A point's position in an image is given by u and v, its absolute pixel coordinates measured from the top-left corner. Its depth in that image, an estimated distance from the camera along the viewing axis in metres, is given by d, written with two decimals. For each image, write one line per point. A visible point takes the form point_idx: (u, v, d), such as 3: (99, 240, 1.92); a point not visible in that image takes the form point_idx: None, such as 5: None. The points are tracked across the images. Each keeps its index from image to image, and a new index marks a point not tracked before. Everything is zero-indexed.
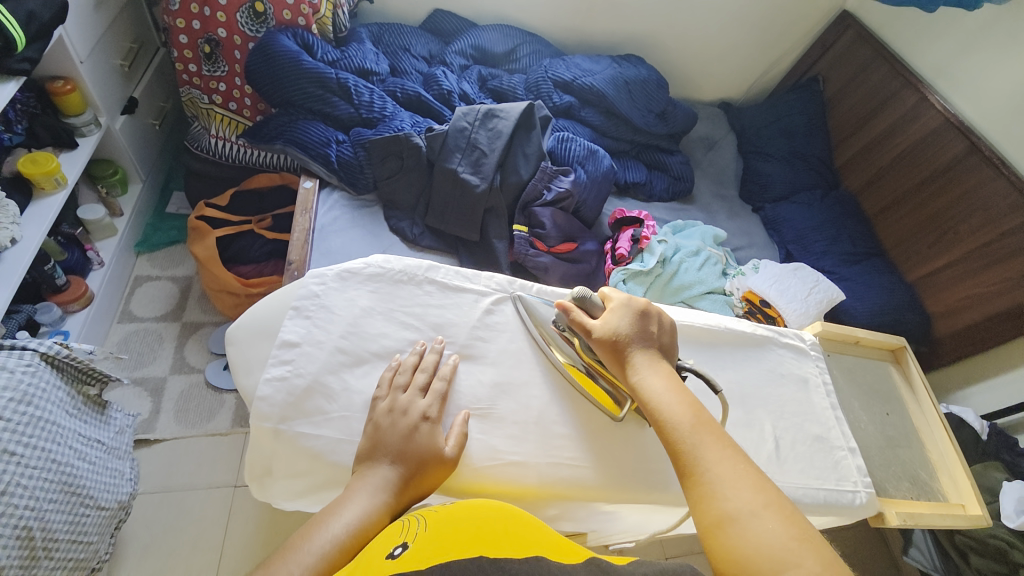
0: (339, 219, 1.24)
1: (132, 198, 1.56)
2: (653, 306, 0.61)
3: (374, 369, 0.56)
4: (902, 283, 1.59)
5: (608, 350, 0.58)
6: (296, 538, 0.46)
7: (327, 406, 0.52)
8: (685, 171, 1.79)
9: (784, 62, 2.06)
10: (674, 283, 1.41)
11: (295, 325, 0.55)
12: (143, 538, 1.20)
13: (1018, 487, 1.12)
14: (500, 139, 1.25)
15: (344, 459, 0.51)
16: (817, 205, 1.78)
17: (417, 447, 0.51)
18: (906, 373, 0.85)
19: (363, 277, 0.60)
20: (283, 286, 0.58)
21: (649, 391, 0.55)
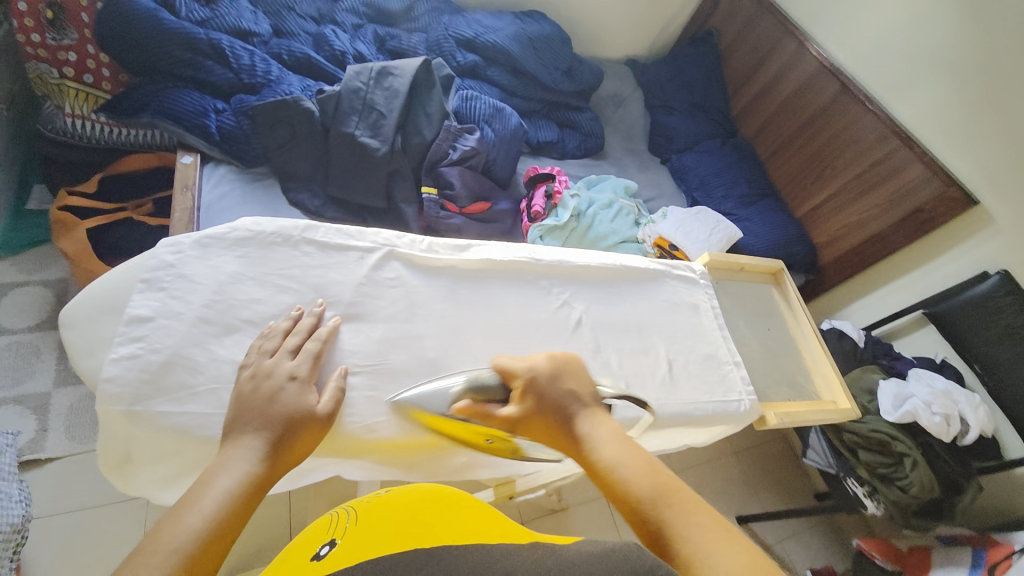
0: (228, 195, 1.13)
1: None
2: (559, 364, 0.58)
3: (246, 337, 0.51)
4: (791, 220, 1.75)
5: (536, 429, 0.53)
6: (158, 528, 0.38)
7: (192, 379, 0.47)
8: (595, 128, 1.83)
9: (680, 18, 2.13)
10: (590, 235, 1.46)
11: (147, 299, 0.49)
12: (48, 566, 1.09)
13: (892, 385, 1.27)
14: (398, 98, 1.19)
15: (216, 433, 0.47)
16: (717, 153, 1.89)
17: (283, 407, 0.47)
18: (784, 292, 0.94)
19: (228, 243, 0.56)
20: (131, 259, 0.52)
21: (606, 462, 0.51)
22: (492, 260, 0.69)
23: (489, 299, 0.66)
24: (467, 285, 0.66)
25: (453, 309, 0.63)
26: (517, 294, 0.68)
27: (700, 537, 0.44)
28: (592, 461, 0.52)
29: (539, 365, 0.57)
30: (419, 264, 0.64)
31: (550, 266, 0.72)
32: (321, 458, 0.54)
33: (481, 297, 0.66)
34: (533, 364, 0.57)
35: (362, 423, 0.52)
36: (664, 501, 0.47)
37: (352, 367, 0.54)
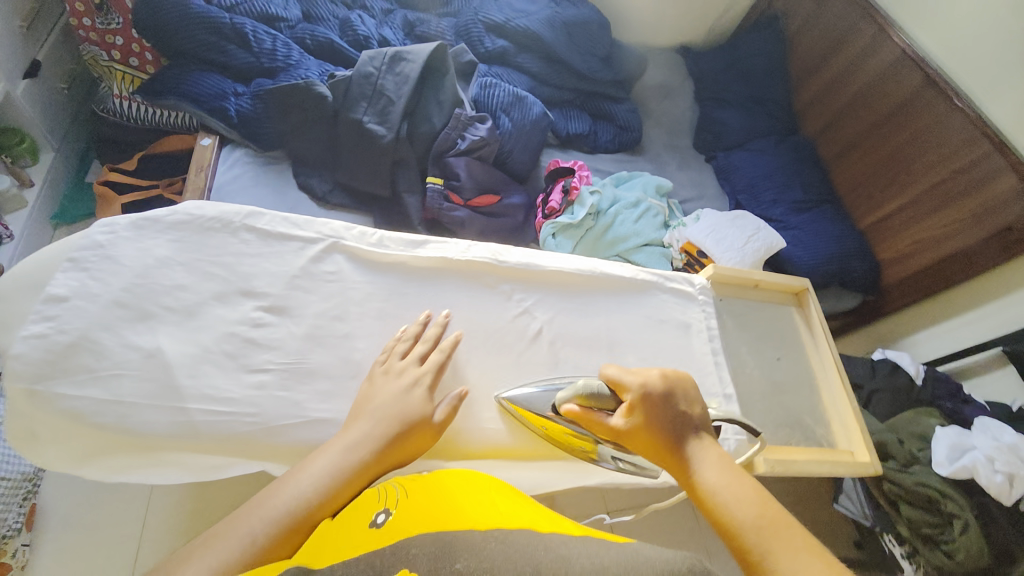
0: (241, 177, 1.16)
1: (46, 167, 1.36)
2: (671, 382, 0.56)
3: (161, 325, 0.50)
4: (851, 232, 1.53)
5: (641, 441, 0.53)
6: (244, 509, 0.46)
7: (96, 363, 0.47)
8: (632, 120, 1.68)
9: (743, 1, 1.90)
10: (608, 236, 1.35)
11: (68, 278, 0.49)
12: (63, 516, 1.03)
13: (952, 433, 1.07)
14: (408, 84, 1.16)
15: (112, 421, 0.46)
16: (771, 152, 1.69)
17: (407, 410, 0.51)
18: (806, 316, 0.81)
19: (164, 225, 0.54)
20: (65, 237, 0.52)
21: (710, 483, 0.50)
22: (447, 259, 0.63)
23: (438, 300, 0.61)
24: (416, 283, 0.61)
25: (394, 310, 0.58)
26: (469, 297, 0.63)
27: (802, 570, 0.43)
28: (693, 480, 0.51)
29: (653, 379, 0.55)
30: (365, 259, 0.60)
31: (514, 269, 0.66)
32: (224, 460, 0.49)
33: (428, 297, 0.61)
34: (647, 376, 0.56)
35: (263, 424, 0.49)
36: (771, 530, 0.46)
37: (265, 364, 0.51)
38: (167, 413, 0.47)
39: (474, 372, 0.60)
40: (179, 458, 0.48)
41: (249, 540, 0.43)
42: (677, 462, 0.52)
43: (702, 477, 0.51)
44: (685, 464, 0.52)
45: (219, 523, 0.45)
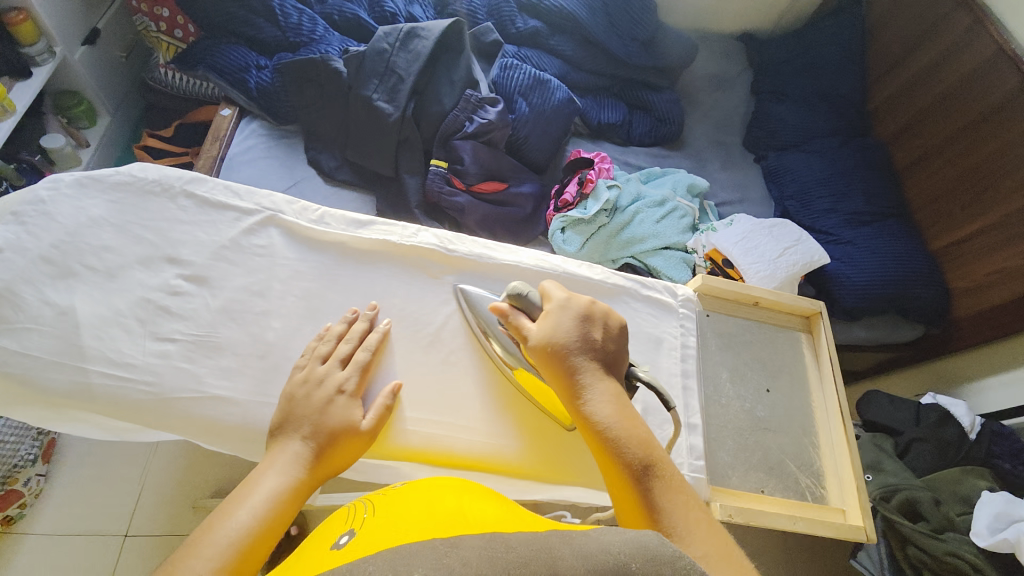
0: (253, 148, 1.20)
1: (102, 130, 1.47)
2: (596, 309, 0.54)
3: (82, 286, 0.51)
4: (922, 252, 1.28)
5: (546, 361, 0.52)
6: (178, 555, 0.41)
7: (12, 315, 0.48)
8: (673, 111, 1.47)
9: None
10: (623, 235, 1.23)
11: (5, 230, 0.51)
12: (78, 452, 1.12)
13: (1000, 500, 0.92)
14: (418, 62, 1.13)
15: (19, 372, 0.47)
16: (832, 158, 1.40)
17: (331, 421, 0.49)
18: (816, 345, 0.70)
19: (106, 185, 0.55)
20: (13, 191, 0.54)
21: (604, 421, 0.49)
22: (388, 242, 0.60)
23: (372, 285, 0.59)
24: (351, 266, 0.59)
25: (318, 292, 0.57)
26: (406, 285, 0.60)
27: (680, 516, 0.46)
28: (586, 414, 0.50)
29: (578, 302, 0.54)
30: (303, 236, 0.59)
31: (462, 260, 0.61)
32: (135, 425, 0.52)
33: (360, 282, 0.58)
34: (575, 297, 0.55)
35: (157, 394, 0.49)
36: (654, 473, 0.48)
37: (173, 333, 0.52)
38: (69, 371, 0.48)
39: (397, 366, 0.56)
40: (87, 416, 0.51)
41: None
42: (574, 394, 0.51)
43: (596, 412, 0.50)
44: (582, 398, 0.50)
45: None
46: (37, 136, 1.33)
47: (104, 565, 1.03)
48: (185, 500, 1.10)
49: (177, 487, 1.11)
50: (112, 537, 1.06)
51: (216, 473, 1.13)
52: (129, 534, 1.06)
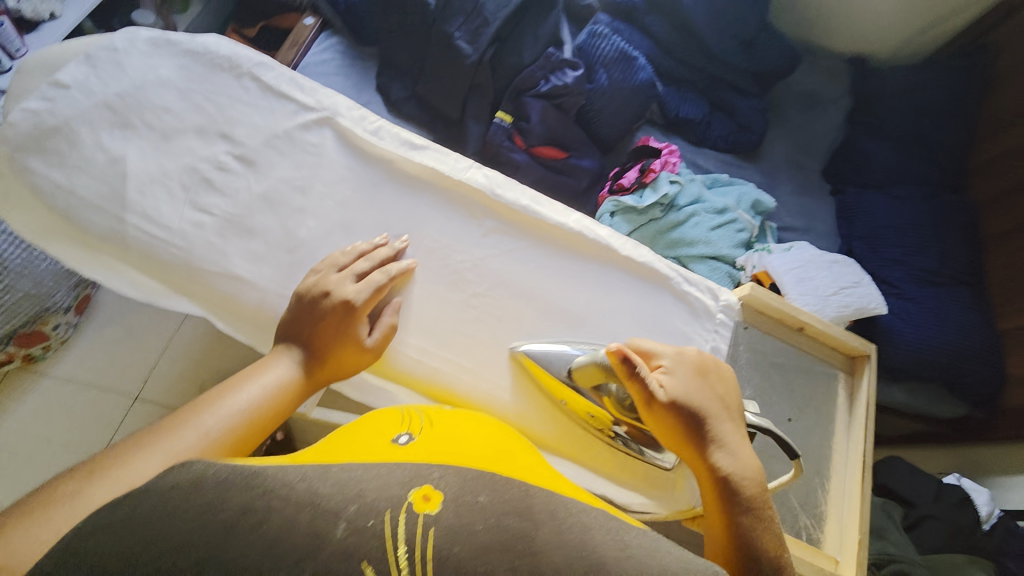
0: (327, 63, 1.19)
1: (192, 19, 1.48)
2: (711, 364, 0.52)
3: (136, 138, 0.53)
4: (988, 329, 1.16)
5: (666, 419, 0.49)
6: (184, 410, 0.42)
7: (68, 152, 0.51)
8: (757, 120, 1.36)
9: (968, 12, 1.36)
10: (671, 234, 1.15)
11: (78, 69, 0.54)
12: (109, 315, 1.19)
13: None
14: (508, 7, 1.08)
15: (61, 206, 0.50)
16: (917, 204, 1.27)
17: (334, 328, 0.48)
18: (852, 388, 0.66)
19: (179, 50, 0.57)
20: (94, 37, 0.57)
21: (738, 493, 0.46)
22: (437, 171, 0.58)
23: (409, 211, 0.57)
24: (395, 185, 0.58)
25: (354, 202, 0.56)
26: (445, 219, 0.58)
27: None
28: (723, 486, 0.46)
29: (691, 356, 0.52)
30: (354, 144, 0.58)
31: (506, 206, 0.59)
32: (160, 287, 0.53)
33: (399, 205, 0.57)
34: (683, 351, 0.53)
35: (185, 259, 0.51)
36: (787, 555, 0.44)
37: (211, 207, 0.52)
38: (108, 217, 0.50)
39: (415, 297, 0.55)
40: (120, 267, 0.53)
41: (202, 434, 0.40)
42: (703, 455, 0.48)
43: (733, 483, 0.46)
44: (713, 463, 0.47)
45: (158, 421, 0.41)
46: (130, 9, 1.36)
47: (111, 421, 1.10)
48: (192, 384, 1.15)
49: (190, 369, 1.15)
50: (122, 400, 1.12)
51: (227, 366, 1.16)
52: (138, 399, 1.12)
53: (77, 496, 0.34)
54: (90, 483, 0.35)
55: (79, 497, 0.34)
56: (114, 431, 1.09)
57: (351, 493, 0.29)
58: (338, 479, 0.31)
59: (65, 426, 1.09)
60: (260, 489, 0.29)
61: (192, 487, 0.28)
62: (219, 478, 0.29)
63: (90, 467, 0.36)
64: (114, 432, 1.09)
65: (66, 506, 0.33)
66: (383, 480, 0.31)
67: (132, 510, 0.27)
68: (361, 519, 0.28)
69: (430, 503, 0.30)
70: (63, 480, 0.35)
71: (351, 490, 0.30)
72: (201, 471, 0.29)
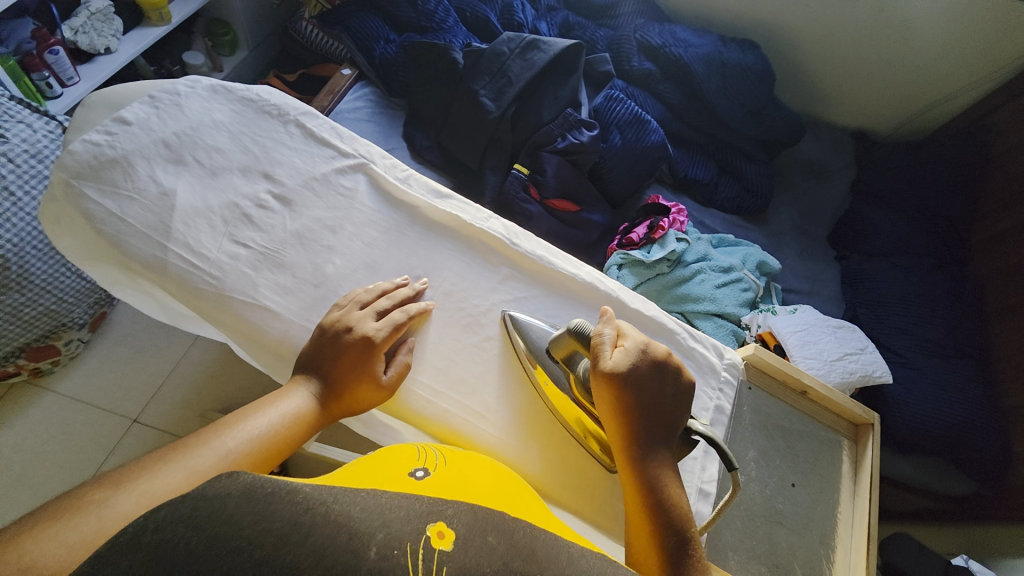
0: (359, 110, 1.28)
1: (237, 64, 1.56)
2: (673, 365, 0.52)
3: (186, 173, 0.57)
4: (994, 403, 1.15)
5: (608, 395, 0.50)
6: (206, 430, 0.44)
7: (121, 181, 0.55)
8: (763, 186, 1.42)
9: (965, 96, 1.41)
10: (677, 290, 1.17)
11: (141, 108, 0.59)
12: (120, 333, 1.21)
13: None
14: (531, 71, 1.17)
15: (108, 231, 0.53)
16: (920, 275, 1.29)
17: (351, 364, 0.50)
18: (857, 456, 0.65)
19: (233, 96, 0.63)
20: (158, 80, 0.63)
21: (657, 486, 0.47)
22: (459, 219, 0.62)
23: (430, 255, 0.60)
24: (419, 230, 0.61)
25: (376, 241, 0.59)
26: (464, 264, 0.61)
27: None
28: (644, 472, 0.48)
29: (656, 348, 0.53)
30: (384, 189, 0.62)
31: (522, 256, 0.62)
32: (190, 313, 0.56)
33: (421, 248, 0.60)
34: (652, 343, 0.53)
35: (217, 287, 0.53)
36: (686, 554, 0.44)
37: (247, 241, 0.56)
38: (151, 244, 0.53)
39: (430, 337, 0.57)
40: (154, 291, 0.56)
41: (224, 455, 0.42)
42: (636, 440, 0.49)
43: (655, 474, 0.48)
44: (642, 449, 0.49)
45: (180, 440, 0.42)
46: (182, 51, 1.47)
47: (106, 443, 1.09)
48: (192, 410, 1.14)
49: (192, 393, 1.15)
50: (121, 420, 1.12)
51: (230, 393, 1.16)
52: (137, 421, 1.12)
53: (105, 505, 0.36)
54: (118, 494, 0.37)
55: (108, 506, 0.36)
56: (109, 453, 1.08)
57: (378, 521, 0.31)
58: (365, 505, 0.32)
59: (61, 444, 1.08)
60: (306, 505, 0.30)
61: (247, 497, 0.29)
62: (268, 491, 0.30)
63: (117, 479, 0.38)
64: (109, 453, 1.08)
65: (94, 515, 0.35)
66: (404, 511, 0.32)
67: (193, 512, 0.27)
68: (387, 548, 0.29)
69: (445, 541, 0.31)
70: (91, 491, 0.37)
71: (378, 518, 0.31)
72: (251, 482, 0.30)
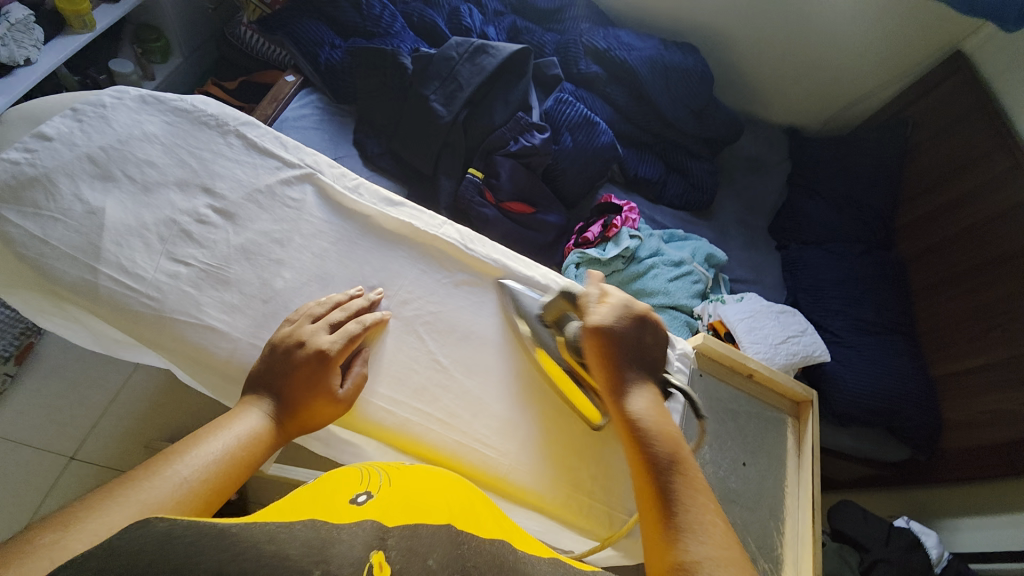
0: (307, 117, 1.25)
1: (170, 70, 1.48)
2: (652, 318, 0.54)
3: (117, 190, 0.54)
4: (921, 374, 1.26)
5: (594, 344, 0.51)
6: (155, 460, 0.41)
7: (43, 201, 0.52)
8: (707, 182, 1.49)
9: (881, 94, 1.54)
10: (633, 285, 1.21)
11: (62, 122, 0.55)
12: (51, 363, 1.12)
13: None
14: (481, 75, 1.18)
15: (31, 256, 0.50)
16: (851, 260, 1.39)
17: (305, 377, 0.49)
18: (800, 432, 0.70)
19: (165, 107, 0.60)
20: (81, 91, 0.59)
21: (642, 414, 0.48)
22: (413, 227, 0.61)
23: (384, 264, 0.60)
24: (372, 240, 0.60)
25: (327, 252, 0.58)
26: (420, 272, 0.61)
27: (696, 521, 0.43)
28: (625, 408, 0.49)
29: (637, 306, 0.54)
30: (333, 199, 0.61)
31: (478, 260, 0.62)
32: (127, 338, 0.53)
33: (375, 258, 0.60)
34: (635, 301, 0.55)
35: (157, 309, 0.51)
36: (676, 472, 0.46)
37: (188, 258, 0.53)
38: (81, 267, 0.50)
39: (388, 348, 0.57)
40: (85, 318, 0.53)
41: (179, 483, 0.40)
42: (622, 377, 0.50)
43: (632, 411, 0.49)
44: (629, 383, 0.50)
45: (126, 474, 0.40)
46: (108, 58, 1.37)
47: (43, 482, 1.01)
48: (137, 440, 1.07)
49: (138, 422, 1.08)
50: (57, 456, 1.03)
51: (179, 418, 1.10)
52: (75, 457, 1.04)
53: (56, 548, 0.33)
54: (65, 536, 0.34)
55: (55, 551, 0.33)
56: (45, 493, 1.00)
57: (318, 555, 0.30)
58: (305, 539, 0.31)
59: None
60: (232, 548, 0.29)
61: (159, 547, 0.28)
62: (188, 541, 0.29)
63: (62, 519, 0.35)
64: (46, 494, 1.00)
65: (47, 558, 0.32)
66: (348, 542, 0.32)
67: (96, 570, 0.26)
68: None
69: (387, 573, 0.31)
70: (37, 535, 0.33)
71: (318, 552, 0.31)
72: (166, 532, 0.29)
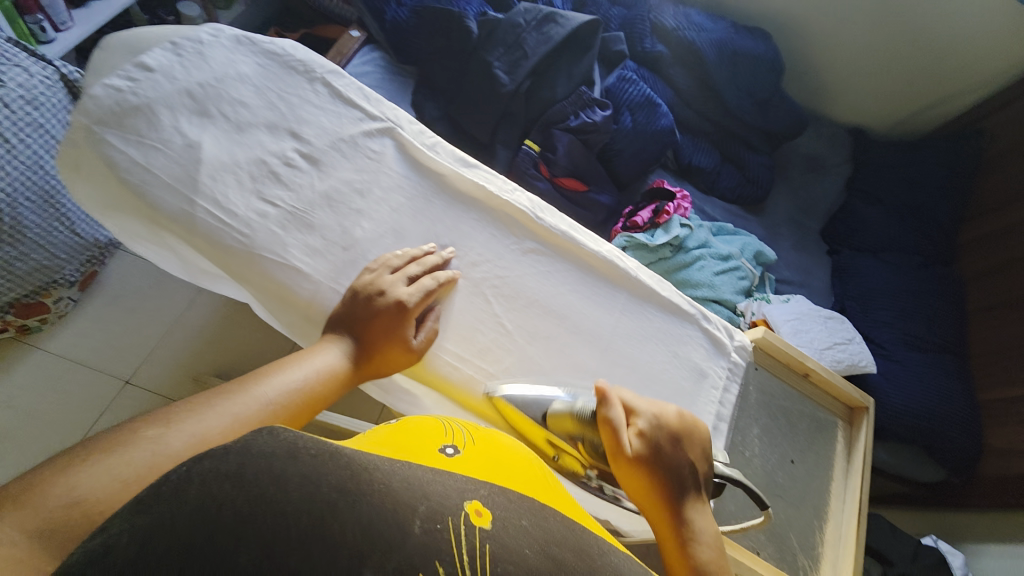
0: (368, 75, 1.24)
1: (234, 16, 1.48)
2: (689, 427, 0.49)
3: (212, 126, 0.56)
4: (967, 397, 1.21)
5: (630, 473, 0.47)
6: (245, 378, 0.44)
7: (146, 130, 0.54)
8: (764, 177, 1.43)
9: (962, 99, 1.44)
10: (678, 275, 1.19)
11: (162, 55, 0.57)
12: (113, 292, 1.18)
13: None
14: (547, 45, 1.15)
15: (133, 180, 0.53)
16: (907, 273, 1.33)
17: (380, 324, 0.51)
18: (851, 438, 0.70)
19: (257, 49, 0.61)
20: (180, 26, 0.61)
21: (689, 547, 0.44)
22: (486, 189, 0.62)
23: (456, 224, 0.60)
24: (445, 199, 0.61)
25: (403, 206, 0.59)
26: (489, 235, 0.61)
27: None
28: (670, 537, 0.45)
29: (669, 415, 0.50)
30: (411, 155, 0.61)
31: (548, 231, 0.62)
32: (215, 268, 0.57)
33: (447, 217, 0.60)
34: (663, 411, 0.50)
35: (247, 245, 0.53)
36: None
37: (275, 199, 0.55)
38: (179, 197, 0.53)
39: (456, 307, 0.58)
40: (177, 246, 0.56)
41: (264, 404, 0.42)
42: (663, 504, 0.45)
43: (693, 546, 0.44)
44: (671, 509, 0.45)
45: (218, 389, 0.42)
46: None
47: (102, 401, 1.07)
48: (188, 371, 1.13)
49: (189, 356, 1.14)
50: (115, 379, 1.10)
51: (228, 357, 1.15)
52: (131, 381, 1.10)
53: (158, 442, 0.36)
54: (172, 430, 0.37)
55: (159, 442, 0.36)
56: (104, 411, 1.07)
57: (418, 492, 0.28)
58: (407, 476, 0.28)
59: (55, 398, 1.06)
60: (353, 470, 0.26)
61: (289, 459, 0.24)
62: (316, 453, 0.25)
63: (166, 416, 0.38)
64: (104, 412, 1.07)
65: (148, 450, 0.35)
66: (442, 485, 0.29)
67: (241, 469, 0.22)
68: (432, 522, 0.26)
69: (483, 519, 0.28)
70: (142, 426, 0.37)
71: (418, 489, 0.28)
72: (295, 441, 0.25)
